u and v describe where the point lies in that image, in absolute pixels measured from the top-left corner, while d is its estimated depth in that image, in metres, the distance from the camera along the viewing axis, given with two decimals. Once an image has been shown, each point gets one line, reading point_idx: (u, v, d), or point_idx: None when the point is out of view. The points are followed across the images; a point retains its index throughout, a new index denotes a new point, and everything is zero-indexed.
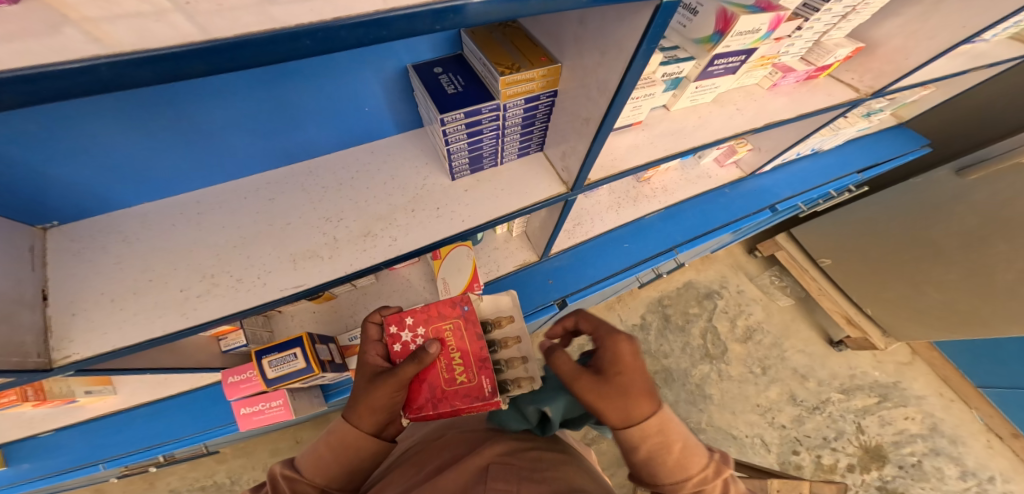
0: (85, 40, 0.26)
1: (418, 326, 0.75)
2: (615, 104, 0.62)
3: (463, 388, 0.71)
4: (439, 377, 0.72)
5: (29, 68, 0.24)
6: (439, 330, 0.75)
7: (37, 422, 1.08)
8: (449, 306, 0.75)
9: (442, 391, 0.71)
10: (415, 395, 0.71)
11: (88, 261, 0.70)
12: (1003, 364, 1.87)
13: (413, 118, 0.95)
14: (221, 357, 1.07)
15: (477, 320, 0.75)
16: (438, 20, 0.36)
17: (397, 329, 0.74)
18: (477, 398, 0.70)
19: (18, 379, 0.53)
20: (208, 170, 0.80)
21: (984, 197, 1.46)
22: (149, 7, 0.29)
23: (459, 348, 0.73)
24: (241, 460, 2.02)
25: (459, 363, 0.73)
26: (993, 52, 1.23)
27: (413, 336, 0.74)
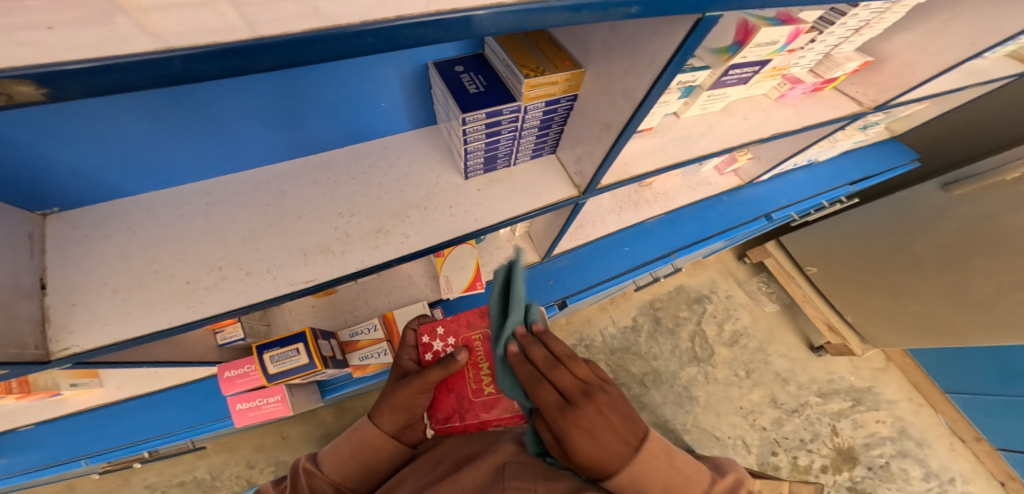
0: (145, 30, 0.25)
1: (449, 336, 0.73)
2: (639, 112, 0.64)
3: (491, 400, 0.68)
4: (467, 387, 0.69)
5: (100, 59, 0.24)
6: (469, 340, 0.72)
7: (16, 415, 1.03)
8: (479, 315, 0.73)
9: (469, 402, 0.68)
10: (443, 404, 0.69)
11: (91, 250, 0.67)
12: (973, 371, 1.98)
13: (427, 115, 0.94)
14: (218, 350, 1.03)
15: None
16: (493, 23, 0.36)
17: (428, 339, 0.73)
18: (505, 411, 0.67)
19: (13, 371, 0.51)
20: (218, 160, 0.78)
21: (966, 212, 1.53)
22: None
23: (490, 359, 0.71)
24: (223, 456, 1.97)
25: (487, 374, 0.70)
26: (988, 70, 1.29)
27: (443, 346, 0.72)
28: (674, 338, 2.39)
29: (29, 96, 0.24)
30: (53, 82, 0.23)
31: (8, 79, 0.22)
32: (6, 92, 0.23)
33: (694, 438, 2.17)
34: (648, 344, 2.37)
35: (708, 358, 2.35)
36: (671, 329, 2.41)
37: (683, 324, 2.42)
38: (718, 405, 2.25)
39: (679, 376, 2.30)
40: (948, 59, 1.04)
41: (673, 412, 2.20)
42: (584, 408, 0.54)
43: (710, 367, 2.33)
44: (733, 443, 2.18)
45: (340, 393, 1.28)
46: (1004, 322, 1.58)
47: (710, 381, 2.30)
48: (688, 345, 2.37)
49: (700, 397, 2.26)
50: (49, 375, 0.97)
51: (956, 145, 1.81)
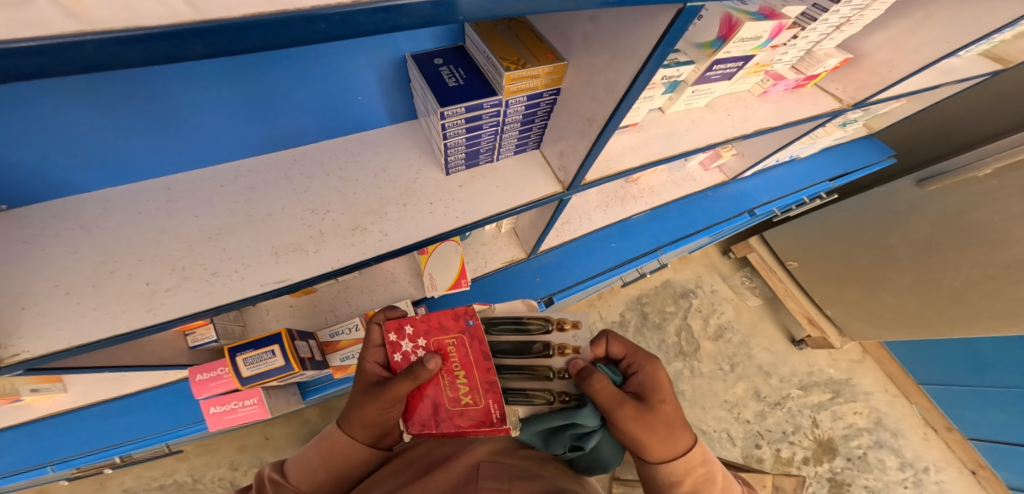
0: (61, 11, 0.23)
1: (418, 337, 0.63)
2: (622, 106, 0.63)
3: (468, 410, 0.60)
4: (443, 395, 0.62)
5: None
6: (440, 344, 0.62)
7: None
8: (451, 318, 0.60)
9: (445, 410, 0.61)
10: (418, 411, 0.63)
11: (40, 249, 0.63)
12: (946, 364, 2.05)
13: (407, 109, 0.91)
14: (189, 352, 0.99)
15: (483, 338, 0.60)
16: (460, 10, 0.34)
17: (396, 337, 0.63)
18: (484, 424, 0.59)
19: None
20: (182, 153, 0.75)
21: (940, 207, 1.58)
22: None
23: (465, 368, 0.60)
24: (204, 458, 1.92)
25: (464, 381, 0.61)
26: (962, 68, 1.32)
27: (413, 347, 0.63)
28: (661, 333, 2.42)
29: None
30: None
31: None
32: None
33: None
34: (636, 339, 2.38)
35: (694, 352, 2.39)
36: (658, 323, 2.44)
37: (669, 319, 2.46)
38: (704, 399, 2.29)
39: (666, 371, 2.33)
40: (924, 57, 1.06)
41: None
42: (648, 364, 0.61)
43: (696, 361, 2.37)
44: (719, 436, 2.22)
45: (322, 394, 1.25)
46: (974, 316, 1.63)
47: (696, 375, 2.34)
48: (675, 339, 2.41)
49: (686, 391, 2.29)
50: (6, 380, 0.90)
51: (932, 142, 1.85)
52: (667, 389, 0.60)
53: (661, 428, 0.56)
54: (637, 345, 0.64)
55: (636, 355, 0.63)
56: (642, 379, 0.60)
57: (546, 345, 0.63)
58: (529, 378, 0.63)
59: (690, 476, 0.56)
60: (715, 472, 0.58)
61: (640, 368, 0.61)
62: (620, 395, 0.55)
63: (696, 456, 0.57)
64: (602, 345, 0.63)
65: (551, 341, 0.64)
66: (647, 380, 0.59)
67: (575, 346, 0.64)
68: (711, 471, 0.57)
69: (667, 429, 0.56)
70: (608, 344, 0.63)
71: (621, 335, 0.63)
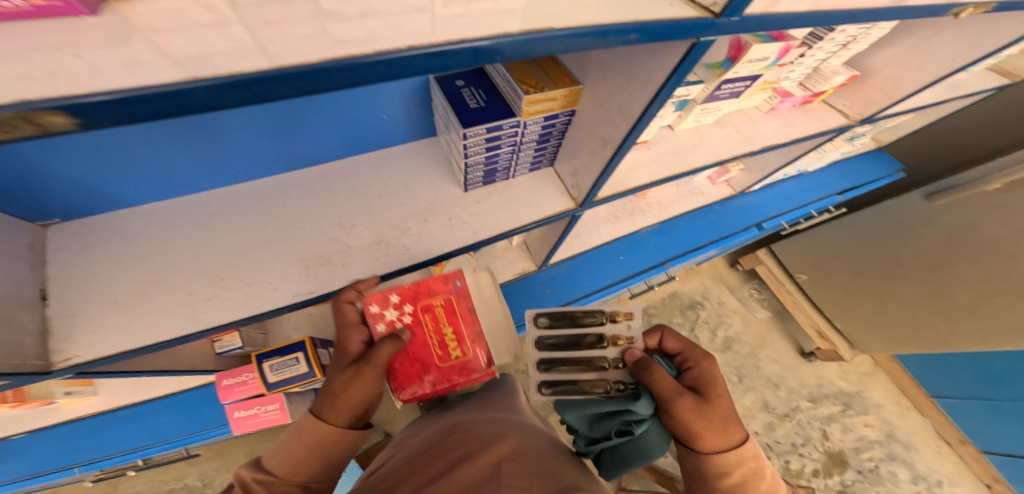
0: (173, 74, 0.28)
1: (403, 305, 0.85)
2: (637, 128, 0.66)
3: (457, 359, 0.89)
4: (433, 351, 0.87)
5: (128, 91, 0.25)
6: (426, 307, 0.88)
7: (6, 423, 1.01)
8: (438, 286, 0.89)
9: (437, 364, 0.87)
10: (407, 370, 0.83)
11: (91, 261, 0.68)
12: (959, 377, 2.03)
13: (427, 128, 0.96)
14: (214, 359, 1.02)
15: (466, 297, 0.91)
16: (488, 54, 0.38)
17: (381, 308, 0.82)
18: (470, 365, 0.90)
19: (12, 384, 0.51)
20: (220, 171, 0.79)
21: (951, 219, 1.58)
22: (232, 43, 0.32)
23: (451, 324, 0.89)
24: (214, 463, 1.94)
25: (451, 336, 0.89)
26: (970, 83, 1.34)
27: (399, 315, 0.84)
28: None
29: (61, 127, 0.25)
30: (86, 113, 0.25)
31: (43, 111, 0.23)
32: (39, 123, 0.24)
33: None
34: None
35: None
36: None
37: None
38: None
39: None
40: (930, 74, 1.09)
41: None
42: (706, 360, 0.64)
43: None
44: None
45: None
46: (987, 329, 1.62)
47: None
48: None
49: None
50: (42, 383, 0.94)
51: (941, 155, 1.87)
52: (721, 383, 0.62)
53: (716, 420, 0.57)
54: (693, 342, 0.67)
55: (690, 350, 0.66)
56: (695, 373, 0.63)
57: (600, 337, 0.71)
58: (585, 369, 0.71)
59: (741, 468, 0.57)
60: (764, 467, 0.58)
61: (696, 364, 0.64)
62: (678, 387, 0.58)
63: (749, 450, 0.57)
64: (656, 337, 0.69)
65: (604, 333, 0.72)
66: (701, 374, 0.62)
67: (628, 337, 0.71)
68: (760, 466, 0.58)
69: (722, 422, 0.58)
70: (663, 336, 0.68)
71: (676, 331, 0.68)
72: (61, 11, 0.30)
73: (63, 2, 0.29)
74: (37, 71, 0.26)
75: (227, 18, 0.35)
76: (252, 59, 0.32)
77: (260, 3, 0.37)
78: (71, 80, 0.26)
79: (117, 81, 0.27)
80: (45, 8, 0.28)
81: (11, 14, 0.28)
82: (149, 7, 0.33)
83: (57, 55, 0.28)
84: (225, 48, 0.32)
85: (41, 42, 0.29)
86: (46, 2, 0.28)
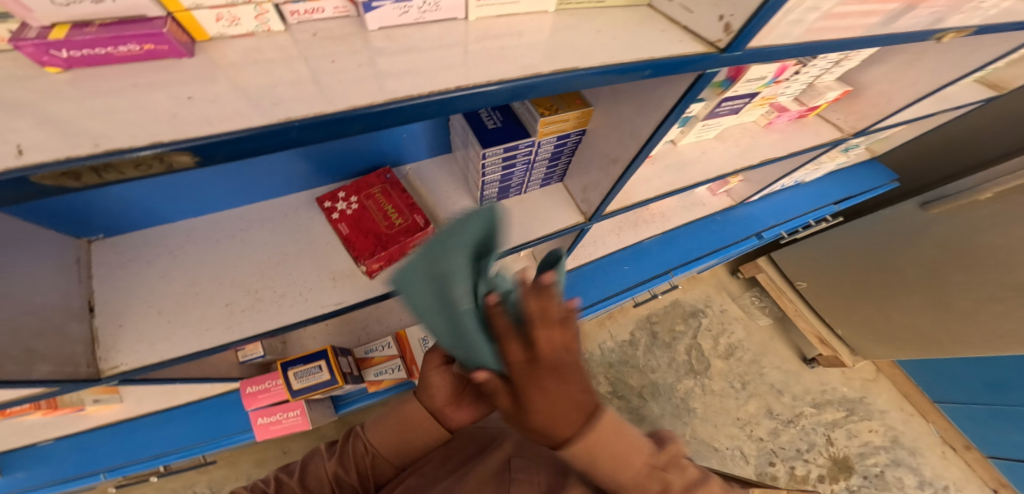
0: (265, 117, 0.33)
1: (350, 196, 0.89)
2: (646, 149, 0.71)
3: (401, 226, 0.84)
4: (380, 225, 0.84)
5: (238, 132, 0.31)
6: (369, 195, 0.89)
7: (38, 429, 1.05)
8: (373, 175, 0.91)
9: (385, 233, 0.83)
10: (362, 247, 0.81)
11: (135, 274, 0.73)
12: (962, 382, 2.05)
13: (444, 144, 1.01)
14: (238, 366, 1.06)
15: (399, 182, 0.91)
16: (512, 93, 0.44)
17: (332, 203, 0.87)
18: (415, 230, 0.84)
19: (64, 388, 0.55)
20: (252, 188, 0.85)
21: (945, 229, 1.62)
22: (302, 82, 0.37)
23: (390, 202, 0.88)
24: (224, 470, 1.96)
25: (392, 209, 0.87)
26: (958, 96, 1.40)
27: (347, 203, 0.88)
28: (671, 352, 2.44)
29: (184, 165, 0.31)
30: (203, 151, 0.30)
31: (175, 152, 0.29)
32: (169, 162, 0.29)
33: (693, 449, 2.20)
34: (646, 357, 2.41)
35: (704, 370, 2.40)
36: (668, 342, 2.47)
37: (679, 338, 2.48)
38: (716, 416, 2.30)
39: (676, 388, 2.35)
40: (919, 89, 1.13)
41: (671, 424, 2.23)
42: None
43: (707, 379, 2.38)
44: (731, 453, 2.22)
45: (352, 407, 1.32)
46: (985, 335, 1.65)
47: (707, 393, 2.35)
48: (685, 358, 2.43)
49: (698, 409, 2.30)
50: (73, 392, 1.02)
51: (934, 164, 1.92)
52: None
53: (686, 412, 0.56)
54: None
55: None
56: None
57: None
58: None
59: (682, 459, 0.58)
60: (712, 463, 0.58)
61: None
62: None
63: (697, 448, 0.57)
64: None
65: None
66: None
67: None
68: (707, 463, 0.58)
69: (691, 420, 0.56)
70: None
71: None
72: (165, 54, 0.35)
73: (169, 45, 0.34)
74: (155, 111, 0.32)
75: (294, 55, 0.40)
76: (319, 92, 0.37)
77: (318, 41, 0.42)
78: (176, 121, 0.31)
79: (225, 119, 0.32)
80: (154, 52, 0.34)
81: (126, 57, 0.34)
82: (229, 47, 0.39)
83: (171, 95, 0.33)
84: (297, 83, 0.37)
85: (149, 81, 0.34)
86: (154, 46, 0.34)
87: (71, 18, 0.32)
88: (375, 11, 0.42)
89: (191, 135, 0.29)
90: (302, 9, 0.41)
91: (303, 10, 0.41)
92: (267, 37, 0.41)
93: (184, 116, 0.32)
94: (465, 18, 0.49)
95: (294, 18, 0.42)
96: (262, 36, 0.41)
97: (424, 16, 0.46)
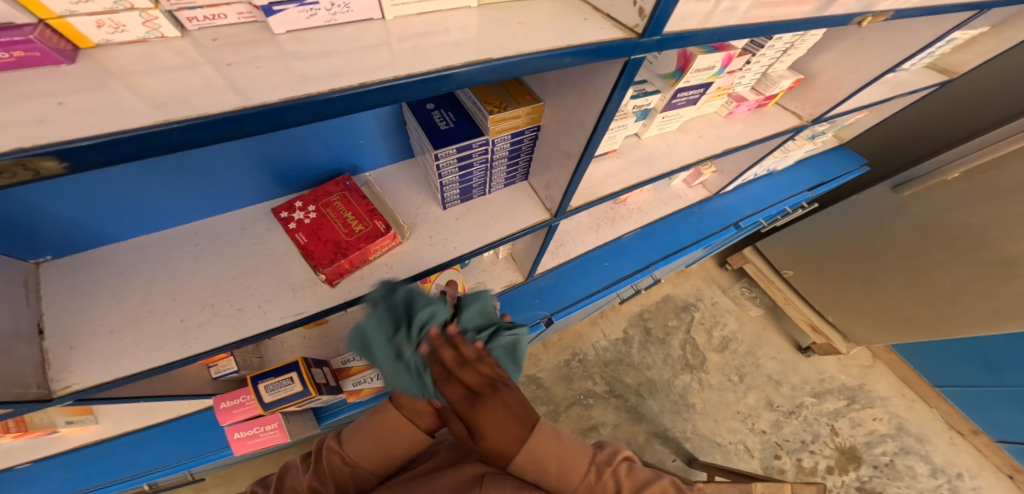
0: (154, 117, 0.32)
1: (308, 205, 0.88)
2: (594, 140, 0.71)
3: (361, 233, 0.83)
4: (338, 233, 0.83)
5: (115, 134, 0.30)
6: (328, 202, 0.89)
7: (12, 454, 1.03)
8: (332, 183, 0.90)
9: (345, 241, 0.82)
10: (321, 255, 0.80)
11: (82, 294, 0.71)
12: (958, 364, 2.04)
13: (405, 149, 1.01)
14: (210, 384, 1.05)
15: (358, 189, 0.90)
16: (425, 87, 0.43)
17: (289, 213, 0.87)
18: (375, 236, 0.83)
19: (18, 410, 0.53)
20: (206, 202, 0.84)
21: (918, 210, 1.63)
22: (199, 83, 0.37)
23: (349, 209, 0.87)
24: (221, 489, 1.89)
25: (352, 215, 0.86)
26: (912, 80, 1.43)
27: (304, 213, 0.87)
28: (665, 348, 2.42)
29: (53, 171, 0.30)
30: (73, 157, 0.29)
31: (38, 157, 0.28)
32: (35, 169, 0.29)
33: (696, 446, 2.17)
34: (641, 354, 2.39)
35: (700, 365, 2.38)
36: (661, 338, 2.45)
37: (672, 334, 2.46)
38: (716, 411, 2.27)
39: (674, 385, 2.32)
40: (864, 75, 1.15)
41: (671, 420, 2.20)
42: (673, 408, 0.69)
43: (703, 374, 2.36)
44: (735, 448, 2.19)
45: (336, 418, 1.30)
46: (971, 314, 1.65)
47: (705, 388, 2.32)
48: (680, 353, 2.41)
49: (697, 404, 2.28)
50: (44, 413, 0.99)
51: (902, 147, 1.94)
52: None
53: None
54: None
55: None
56: None
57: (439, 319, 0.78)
58: None
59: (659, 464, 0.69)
60: None
61: None
62: None
63: None
64: None
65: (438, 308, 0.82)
66: None
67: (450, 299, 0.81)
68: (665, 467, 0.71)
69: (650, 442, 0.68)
70: None
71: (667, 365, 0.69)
72: (41, 61, 0.35)
73: (41, 53, 0.34)
74: (26, 117, 0.31)
75: (194, 60, 0.40)
76: (216, 93, 0.36)
77: (219, 45, 0.42)
78: (54, 124, 0.30)
79: (102, 123, 0.31)
80: (26, 59, 0.34)
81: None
82: (121, 53, 0.39)
83: (43, 102, 0.32)
84: (194, 86, 0.37)
85: (29, 88, 0.34)
86: (25, 53, 0.33)
87: None
88: (277, 15, 0.42)
89: (61, 139, 0.29)
90: (200, 15, 0.41)
91: (201, 17, 0.41)
92: (161, 43, 0.41)
93: (67, 120, 0.31)
94: (381, 18, 0.49)
95: (194, 24, 0.42)
96: (156, 42, 0.41)
97: (335, 18, 0.46)
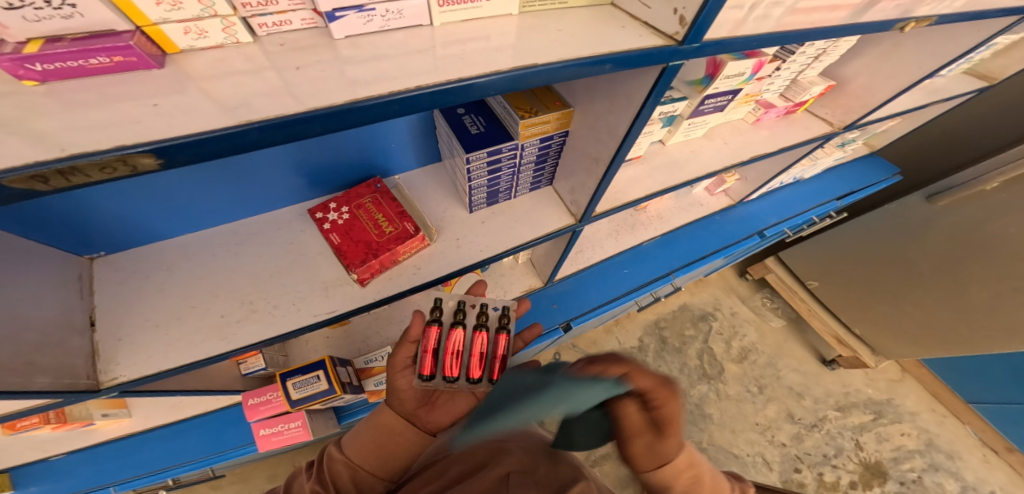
0: (229, 120, 0.34)
1: (341, 206, 0.91)
2: (624, 145, 0.71)
3: (391, 234, 0.85)
4: (370, 234, 0.85)
5: (199, 134, 0.32)
6: (360, 204, 0.91)
7: (49, 444, 1.06)
8: (364, 185, 0.92)
9: (376, 241, 0.84)
10: (353, 254, 0.82)
11: (131, 288, 0.75)
12: (994, 381, 1.94)
13: (433, 153, 1.03)
14: (240, 380, 1.07)
15: (389, 192, 0.93)
16: (472, 91, 0.45)
17: (322, 214, 0.89)
18: (405, 237, 0.84)
19: (68, 399, 0.55)
20: (246, 202, 0.87)
21: (955, 219, 1.57)
22: (267, 88, 0.39)
23: (380, 210, 0.89)
24: (237, 486, 1.92)
25: (382, 217, 0.88)
26: (948, 87, 1.39)
27: (337, 214, 0.90)
28: (682, 357, 2.37)
29: (147, 167, 0.32)
30: (165, 154, 0.31)
31: (138, 154, 0.30)
32: (132, 164, 0.31)
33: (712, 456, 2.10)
34: (657, 363, 2.34)
35: (718, 375, 2.32)
36: (678, 347, 2.40)
37: (690, 343, 2.42)
38: (734, 421, 2.21)
39: (691, 394, 2.26)
40: (902, 81, 1.12)
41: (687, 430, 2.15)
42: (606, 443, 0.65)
43: (721, 384, 2.30)
44: (753, 460, 2.11)
45: (356, 418, 1.31)
46: (1006, 327, 1.58)
47: (722, 398, 2.26)
48: (697, 363, 2.36)
49: (714, 415, 2.22)
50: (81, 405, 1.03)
51: (936, 155, 1.88)
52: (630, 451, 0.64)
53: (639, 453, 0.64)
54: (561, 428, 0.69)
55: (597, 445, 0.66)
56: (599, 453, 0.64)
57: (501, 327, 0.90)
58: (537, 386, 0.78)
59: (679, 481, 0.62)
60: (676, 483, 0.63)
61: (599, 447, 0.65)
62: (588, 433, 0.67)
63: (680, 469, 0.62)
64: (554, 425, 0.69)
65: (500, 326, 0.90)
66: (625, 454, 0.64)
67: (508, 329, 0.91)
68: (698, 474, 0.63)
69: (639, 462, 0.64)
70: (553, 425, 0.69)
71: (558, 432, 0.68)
72: (134, 66, 0.38)
73: (137, 58, 0.36)
74: (120, 118, 0.33)
75: (262, 65, 0.42)
76: (285, 98, 0.38)
77: (285, 51, 0.44)
78: (143, 124, 0.33)
79: (187, 124, 0.33)
80: (122, 63, 0.36)
81: (96, 70, 0.36)
82: (199, 58, 0.41)
83: (137, 104, 0.35)
84: (263, 91, 0.38)
85: (119, 91, 0.36)
86: (123, 58, 0.36)
87: (44, 33, 0.33)
88: (339, 21, 0.44)
89: (155, 138, 0.31)
90: (270, 22, 0.44)
91: (270, 23, 0.44)
92: (235, 49, 0.43)
93: (155, 121, 0.33)
94: (430, 24, 0.50)
95: (263, 31, 0.44)
96: (231, 48, 0.43)
97: (389, 24, 0.48)
